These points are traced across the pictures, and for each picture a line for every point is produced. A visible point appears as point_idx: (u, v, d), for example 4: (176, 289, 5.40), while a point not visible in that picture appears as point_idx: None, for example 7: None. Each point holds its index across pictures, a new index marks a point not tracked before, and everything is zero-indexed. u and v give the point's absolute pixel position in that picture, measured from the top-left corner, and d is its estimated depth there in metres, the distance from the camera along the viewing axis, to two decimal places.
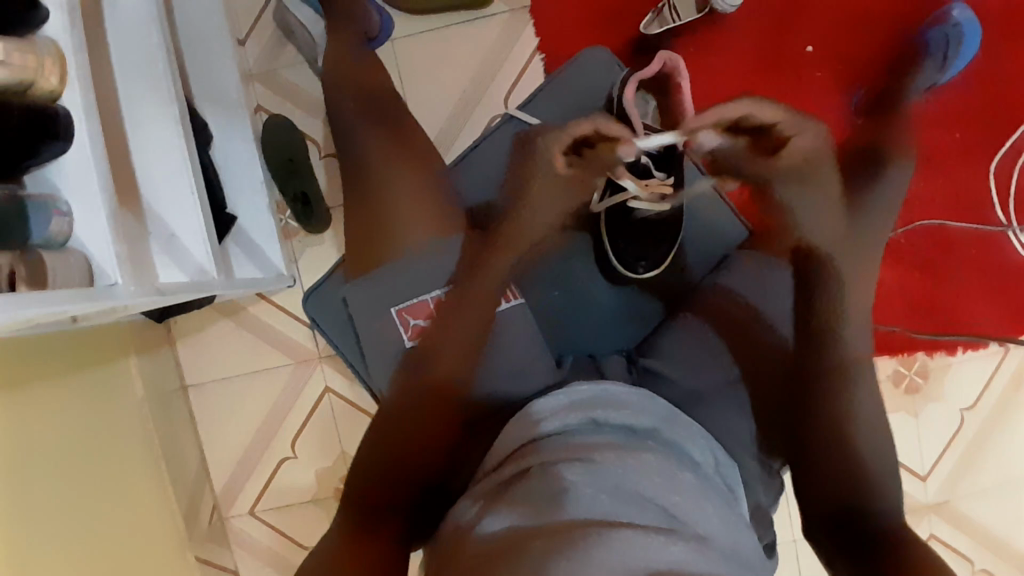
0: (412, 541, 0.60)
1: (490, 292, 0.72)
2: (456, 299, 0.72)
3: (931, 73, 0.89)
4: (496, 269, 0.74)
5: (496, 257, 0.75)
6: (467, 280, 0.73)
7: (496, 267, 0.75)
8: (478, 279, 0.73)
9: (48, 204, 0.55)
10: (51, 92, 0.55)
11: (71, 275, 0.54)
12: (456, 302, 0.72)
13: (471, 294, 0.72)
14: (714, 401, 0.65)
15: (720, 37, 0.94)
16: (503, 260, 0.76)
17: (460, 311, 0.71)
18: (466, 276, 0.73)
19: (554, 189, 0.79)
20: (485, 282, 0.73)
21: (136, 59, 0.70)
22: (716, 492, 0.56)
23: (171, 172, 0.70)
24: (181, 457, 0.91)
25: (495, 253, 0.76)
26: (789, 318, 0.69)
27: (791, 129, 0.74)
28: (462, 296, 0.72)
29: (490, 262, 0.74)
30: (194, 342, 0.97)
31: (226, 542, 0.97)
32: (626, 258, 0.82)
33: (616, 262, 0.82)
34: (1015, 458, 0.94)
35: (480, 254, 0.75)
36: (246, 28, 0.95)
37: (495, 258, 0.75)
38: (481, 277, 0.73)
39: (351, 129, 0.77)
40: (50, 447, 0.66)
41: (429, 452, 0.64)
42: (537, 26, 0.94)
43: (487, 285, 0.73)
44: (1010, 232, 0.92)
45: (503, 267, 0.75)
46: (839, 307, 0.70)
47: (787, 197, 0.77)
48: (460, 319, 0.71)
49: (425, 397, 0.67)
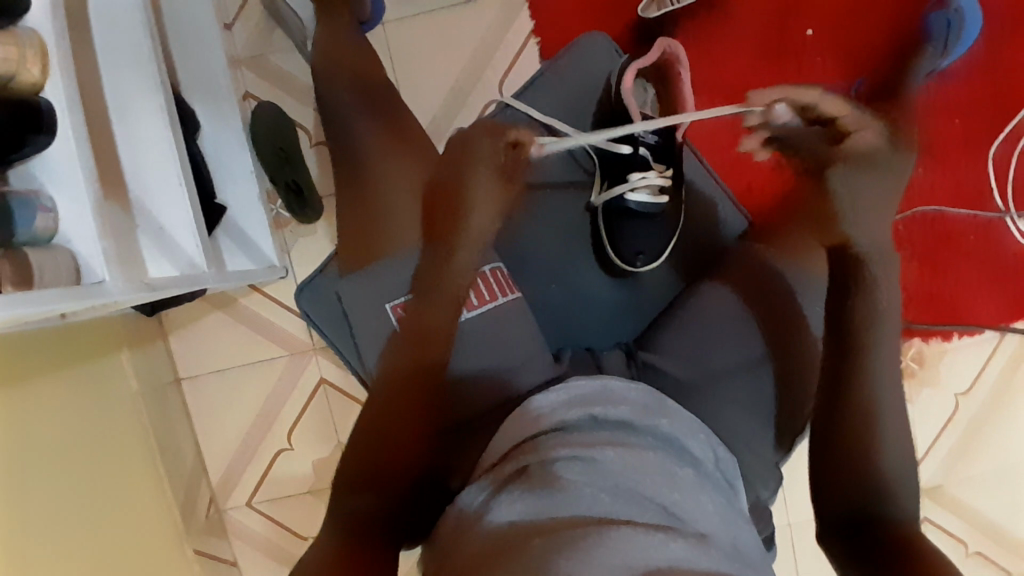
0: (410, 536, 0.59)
1: (462, 284, 0.69)
2: (432, 287, 0.69)
3: (932, 59, 0.89)
4: (464, 259, 0.70)
5: (464, 251, 0.70)
6: (435, 283, 0.69)
7: (462, 260, 0.70)
8: (451, 275, 0.69)
9: (33, 200, 0.54)
10: (33, 84, 0.54)
11: (60, 275, 0.53)
12: (427, 296, 0.69)
13: (448, 285, 0.69)
14: (710, 392, 0.67)
15: (719, 22, 0.92)
16: (468, 252, 0.70)
17: (438, 304, 0.68)
18: (439, 269, 0.70)
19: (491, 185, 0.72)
20: (453, 282, 0.69)
21: (121, 47, 0.68)
22: (716, 488, 0.56)
23: (159, 165, 0.68)
24: (176, 451, 0.91)
25: (460, 247, 0.70)
26: (788, 314, 0.70)
27: (856, 124, 0.69)
28: (435, 284, 0.69)
29: (461, 250, 0.70)
30: (186, 335, 0.96)
31: (225, 534, 0.97)
32: (626, 252, 0.80)
33: (615, 257, 0.80)
34: (1008, 442, 0.95)
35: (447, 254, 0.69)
36: (233, 13, 0.93)
37: (460, 258, 0.70)
38: (454, 270, 0.69)
39: (348, 121, 0.76)
40: (45, 448, 0.65)
41: (426, 442, 0.63)
42: (532, 10, 0.93)
43: (453, 280, 0.69)
44: (1008, 219, 0.91)
45: (472, 258, 0.70)
46: (874, 308, 0.63)
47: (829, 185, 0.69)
48: (436, 313, 0.68)
49: (408, 378, 0.65)
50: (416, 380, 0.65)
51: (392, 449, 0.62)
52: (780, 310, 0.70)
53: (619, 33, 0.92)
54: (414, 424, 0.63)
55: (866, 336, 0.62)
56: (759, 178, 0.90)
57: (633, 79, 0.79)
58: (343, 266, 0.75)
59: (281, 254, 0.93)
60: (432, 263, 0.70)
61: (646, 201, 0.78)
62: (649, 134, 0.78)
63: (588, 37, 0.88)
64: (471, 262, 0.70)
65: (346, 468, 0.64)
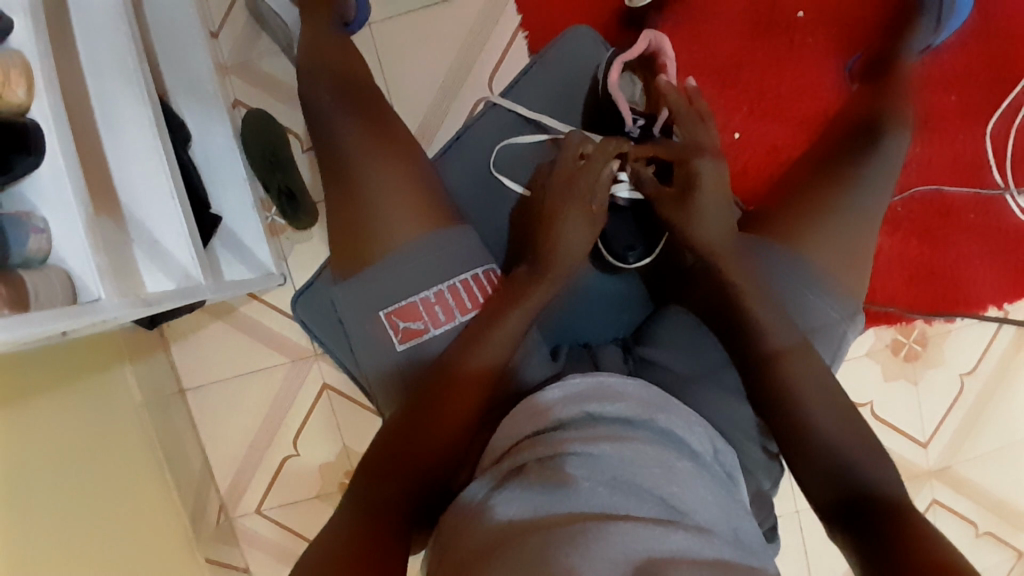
0: (412, 530, 0.60)
1: (514, 331, 0.69)
2: (479, 333, 0.68)
3: (927, 34, 0.85)
4: (525, 310, 0.70)
5: (514, 315, 0.69)
6: (497, 306, 0.70)
7: (507, 327, 0.68)
8: (499, 325, 0.68)
9: (25, 221, 0.53)
10: (18, 106, 0.53)
11: (54, 293, 0.53)
12: (471, 342, 0.68)
13: (487, 349, 0.67)
14: (702, 384, 0.68)
15: (710, 6, 0.92)
16: (521, 318, 0.69)
17: (477, 348, 0.67)
18: (492, 312, 0.69)
19: (581, 220, 0.74)
20: (510, 321, 0.69)
21: (108, 62, 0.68)
22: (716, 480, 0.56)
23: (147, 179, 0.68)
24: (184, 462, 0.92)
25: (527, 288, 0.71)
26: (804, 313, 0.70)
27: (707, 169, 0.72)
28: (478, 339, 0.68)
29: (516, 310, 0.69)
30: (188, 346, 0.97)
31: (235, 541, 0.98)
32: (616, 248, 0.81)
33: (605, 253, 0.81)
34: (1016, 420, 0.94)
35: (512, 286, 0.72)
36: (217, 21, 0.93)
37: (531, 289, 0.72)
38: (498, 337, 0.68)
39: (329, 119, 0.74)
40: (55, 462, 0.66)
41: (452, 437, 0.64)
42: (518, 3, 0.92)
43: (499, 336, 0.68)
44: (1009, 195, 0.90)
45: (517, 326, 0.69)
46: (809, 305, 0.70)
47: (691, 208, 0.73)
48: (478, 354, 0.67)
49: (453, 399, 0.65)
50: (455, 396, 0.66)
51: (422, 440, 0.64)
52: (791, 305, 0.70)
53: (605, 22, 0.91)
54: (449, 416, 0.65)
55: (785, 330, 0.67)
56: (753, 159, 0.92)
57: (619, 73, 0.79)
58: (337, 272, 0.73)
59: (278, 261, 0.93)
60: (504, 297, 0.71)
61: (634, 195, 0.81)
62: (636, 128, 0.81)
63: (573, 31, 0.87)
64: (519, 329, 0.69)
65: (374, 454, 0.65)
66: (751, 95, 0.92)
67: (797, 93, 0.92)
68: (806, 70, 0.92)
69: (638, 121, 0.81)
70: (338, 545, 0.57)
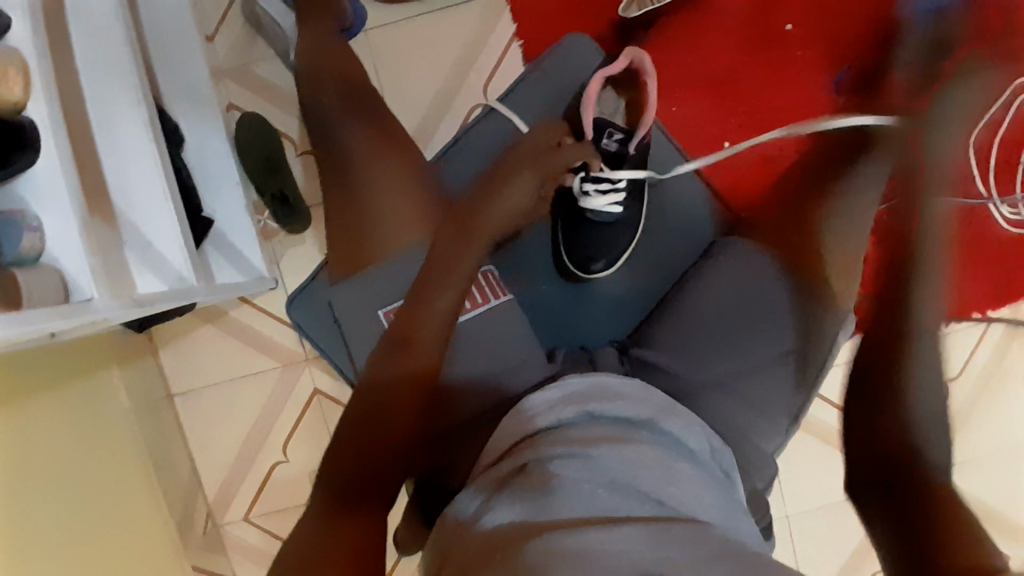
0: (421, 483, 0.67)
1: (451, 312, 0.65)
2: (419, 301, 0.65)
3: (912, 49, 0.89)
4: (462, 274, 0.66)
5: (451, 291, 0.65)
6: (428, 272, 0.66)
7: (441, 305, 0.64)
8: (437, 296, 0.65)
9: (19, 221, 0.52)
10: (16, 104, 0.51)
11: (48, 293, 0.52)
12: (411, 320, 0.65)
13: (430, 328, 0.64)
14: (698, 386, 0.68)
15: (702, 19, 0.94)
16: (455, 289, 0.65)
17: (423, 338, 0.64)
18: (431, 283, 0.65)
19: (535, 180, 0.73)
20: (441, 294, 0.65)
21: (104, 62, 0.67)
22: (714, 481, 0.56)
23: (143, 180, 0.67)
24: (172, 468, 0.90)
25: (461, 242, 0.67)
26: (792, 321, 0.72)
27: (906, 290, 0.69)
28: (416, 318, 0.64)
29: (445, 285, 0.65)
30: (178, 350, 0.96)
31: (222, 548, 0.97)
32: (580, 260, 0.83)
33: (571, 266, 0.84)
34: (997, 427, 0.96)
35: (445, 246, 0.67)
36: (213, 25, 0.93)
37: (462, 247, 0.67)
38: (433, 317, 0.64)
39: (334, 121, 0.74)
40: (38, 480, 0.63)
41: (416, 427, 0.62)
42: (514, 13, 0.93)
43: (433, 316, 0.64)
44: (993, 205, 0.93)
45: (453, 301, 0.65)
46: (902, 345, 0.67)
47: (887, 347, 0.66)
48: (418, 343, 0.64)
49: (404, 380, 0.63)
50: (413, 387, 0.63)
51: (386, 430, 0.61)
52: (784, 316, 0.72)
53: (600, 32, 0.93)
54: (407, 411, 0.62)
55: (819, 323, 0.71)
56: (743, 173, 0.93)
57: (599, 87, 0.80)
58: (336, 273, 0.76)
59: (270, 265, 0.92)
60: (441, 263, 0.67)
61: (604, 210, 0.82)
62: (613, 142, 0.82)
63: (570, 37, 0.90)
64: (456, 303, 0.65)
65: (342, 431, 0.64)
66: (747, 108, 0.94)
67: (789, 102, 0.94)
68: (794, 81, 0.94)
69: (612, 131, 0.82)
70: (314, 540, 0.57)
